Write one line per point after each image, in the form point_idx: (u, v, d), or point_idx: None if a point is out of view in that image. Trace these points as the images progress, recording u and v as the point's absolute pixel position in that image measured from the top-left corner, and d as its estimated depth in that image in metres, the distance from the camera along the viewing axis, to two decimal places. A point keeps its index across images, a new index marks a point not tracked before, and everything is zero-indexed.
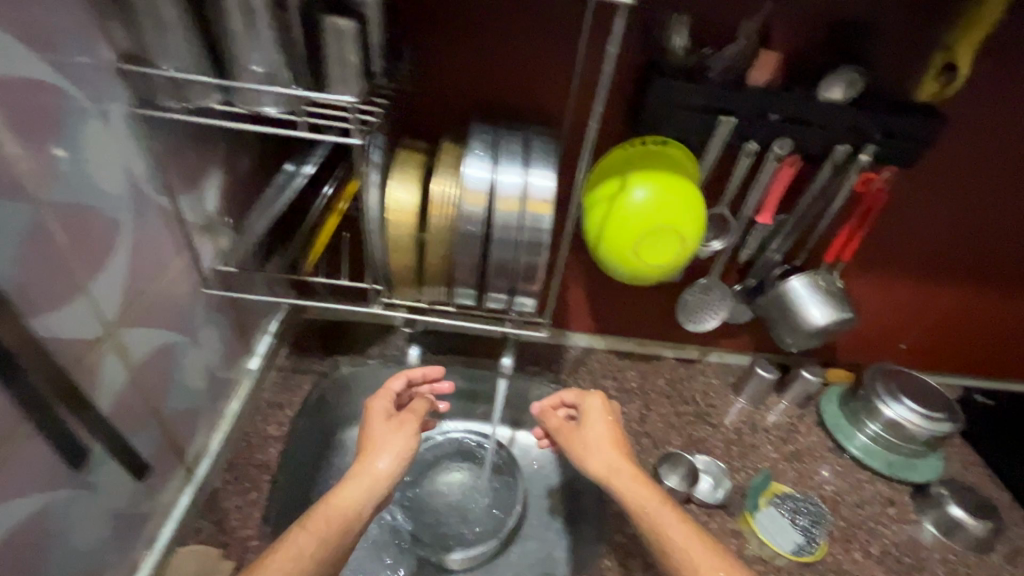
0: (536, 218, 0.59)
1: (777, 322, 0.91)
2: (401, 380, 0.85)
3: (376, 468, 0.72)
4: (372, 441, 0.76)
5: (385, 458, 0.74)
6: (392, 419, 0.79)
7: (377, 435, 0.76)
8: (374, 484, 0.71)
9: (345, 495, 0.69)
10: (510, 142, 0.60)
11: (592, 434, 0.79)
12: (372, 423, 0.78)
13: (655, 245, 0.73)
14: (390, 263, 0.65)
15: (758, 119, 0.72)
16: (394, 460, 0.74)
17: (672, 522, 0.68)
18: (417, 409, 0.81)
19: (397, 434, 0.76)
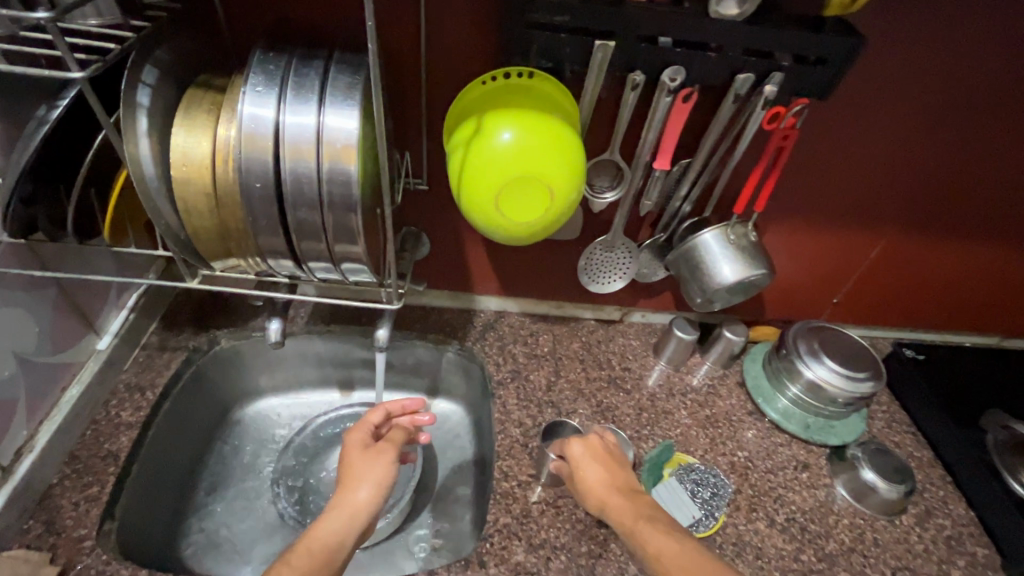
0: (339, 167, 0.47)
1: (687, 280, 0.82)
2: (380, 413, 0.84)
3: (358, 498, 0.71)
4: (355, 478, 0.74)
5: (365, 488, 0.72)
6: (370, 450, 0.77)
7: (359, 470, 0.74)
8: (355, 517, 0.69)
9: (324, 528, 0.67)
10: (303, 72, 0.48)
11: (589, 474, 0.73)
12: (351, 457, 0.76)
13: (522, 198, 0.62)
14: (188, 230, 0.54)
15: (639, 42, 0.61)
16: (374, 489, 0.72)
17: (654, 537, 0.61)
18: (397, 439, 0.80)
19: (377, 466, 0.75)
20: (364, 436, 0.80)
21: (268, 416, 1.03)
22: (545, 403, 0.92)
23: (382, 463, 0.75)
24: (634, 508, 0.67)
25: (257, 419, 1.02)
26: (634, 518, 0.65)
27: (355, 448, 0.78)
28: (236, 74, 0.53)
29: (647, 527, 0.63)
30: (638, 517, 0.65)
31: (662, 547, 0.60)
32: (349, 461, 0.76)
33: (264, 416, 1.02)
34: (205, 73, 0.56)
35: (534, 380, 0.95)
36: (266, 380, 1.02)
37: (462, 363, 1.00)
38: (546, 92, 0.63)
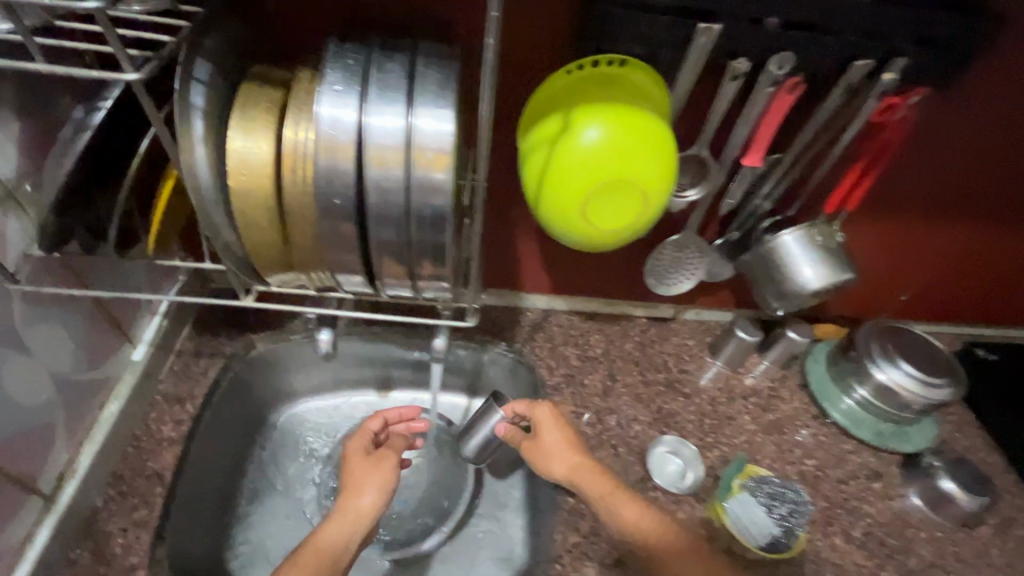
0: (431, 181, 0.41)
1: (763, 283, 0.76)
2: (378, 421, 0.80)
3: (363, 503, 0.70)
4: (356, 483, 0.72)
5: (370, 492, 0.71)
6: (370, 458, 0.74)
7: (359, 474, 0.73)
8: (359, 521, 0.68)
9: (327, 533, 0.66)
10: (387, 67, 0.41)
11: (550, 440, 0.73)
12: (352, 461, 0.74)
13: (612, 203, 0.56)
14: (249, 247, 0.48)
15: (748, 24, 0.53)
16: (379, 494, 0.71)
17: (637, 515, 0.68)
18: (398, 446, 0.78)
19: (381, 471, 0.73)
20: (365, 441, 0.77)
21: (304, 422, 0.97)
22: (602, 410, 0.87)
23: (386, 469, 0.73)
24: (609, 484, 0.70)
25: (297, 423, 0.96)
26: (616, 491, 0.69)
27: (355, 452, 0.75)
28: (300, 66, 0.46)
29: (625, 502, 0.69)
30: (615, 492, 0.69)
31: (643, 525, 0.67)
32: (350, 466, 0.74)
33: (305, 420, 0.96)
34: (258, 63, 0.49)
35: (589, 385, 0.90)
36: (302, 381, 0.96)
37: (507, 365, 0.90)
38: (636, 81, 0.56)
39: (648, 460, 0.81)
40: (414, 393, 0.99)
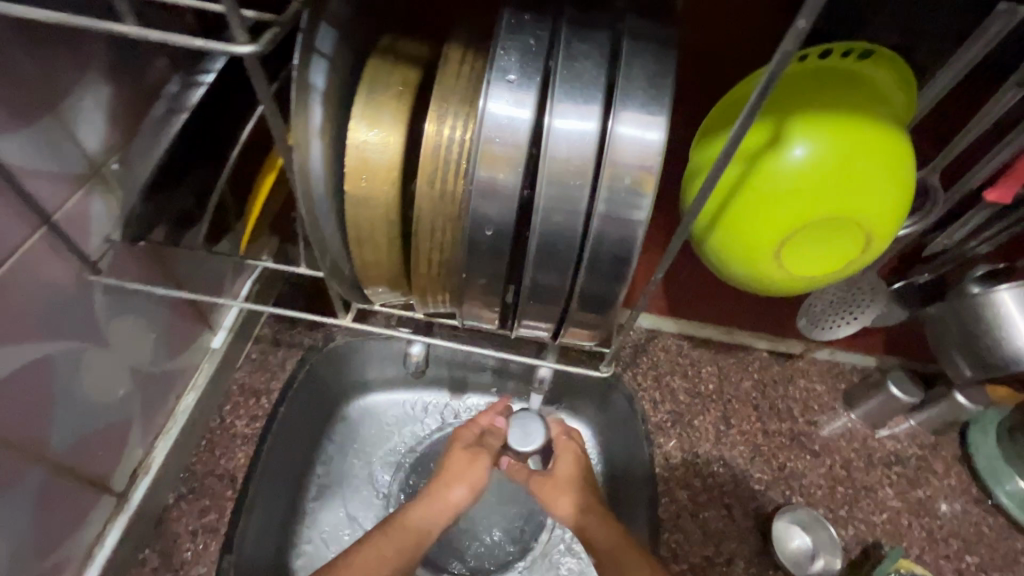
0: (620, 212, 0.30)
1: (956, 343, 0.61)
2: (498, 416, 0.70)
3: (455, 496, 0.64)
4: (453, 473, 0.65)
5: (463, 487, 0.65)
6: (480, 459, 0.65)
7: (459, 467, 0.65)
8: (444, 513, 0.64)
9: (415, 513, 0.62)
10: (575, 49, 0.30)
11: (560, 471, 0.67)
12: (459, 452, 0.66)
13: (817, 244, 0.42)
14: (360, 265, 0.39)
15: None
16: (470, 491, 0.65)
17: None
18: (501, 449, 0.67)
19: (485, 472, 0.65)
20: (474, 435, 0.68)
21: (376, 415, 0.83)
22: (713, 460, 0.75)
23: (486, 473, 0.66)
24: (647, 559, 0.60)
25: (365, 417, 0.83)
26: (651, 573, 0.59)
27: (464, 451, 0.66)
28: (445, 42, 0.35)
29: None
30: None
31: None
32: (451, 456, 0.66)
33: (373, 417, 0.83)
34: (389, 32, 0.39)
35: (699, 428, 0.77)
36: (374, 375, 0.83)
37: (597, 393, 0.79)
38: (874, 82, 0.41)
39: (772, 526, 0.68)
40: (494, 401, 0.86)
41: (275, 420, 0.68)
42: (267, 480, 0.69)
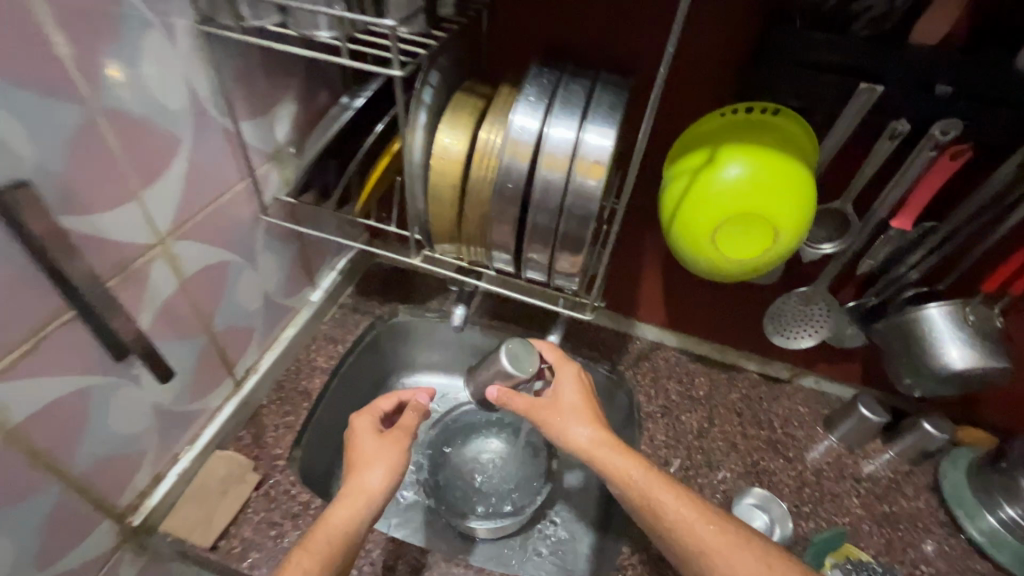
0: (585, 181, 0.51)
1: (898, 355, 0.72)
2: (392, 400, 0.73)
3: (372, 481, 0.61)
4: (364, 457, 0.64)
5: (379, 470, 0.62)
6: (386, 435, 0.66)
7: (367, 450, 0.64)
8: (371, 503, 0.60)
9: (337, 516, 0.58)
10: (571, 89, 0.53)
11: (568, 401, 0.63)
12: (361, 440, 0.65)
13: (741, 234, 0.60)
14: (430, 215, 0.61)
15: (912, 90, 0.54)
16: (389, 475, 0.62)
17: (729, 542, 0.52)
18: (412, 424, 0.68)
19: (397, 448, 0.64)
20: (375, 421, 0.68)
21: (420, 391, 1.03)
22: (693, 448, 0.87)
23: (399, 449, 0.64)
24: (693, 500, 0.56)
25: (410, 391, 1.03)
26: (703, 515, 0.54)
27: (364, 434, 0.66)
28: (501, 84, 0.59)
29: (739, 551, 0.52)
30: (711, 512, 0.55)
31: (733, 547, 0.52)
32: (355, 448, 0.65)
33: (417, 392, 1.03)
34: (469, 80, 0.63)
35: (685, 422, 0.90)
36: (421, 356, 1.04)
37: (599, 386, 0.94)
38: (788, 130, 0.60)
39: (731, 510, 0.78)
40: None
41: (347, 359, 0.90)
42: (333, 405, 0.89)
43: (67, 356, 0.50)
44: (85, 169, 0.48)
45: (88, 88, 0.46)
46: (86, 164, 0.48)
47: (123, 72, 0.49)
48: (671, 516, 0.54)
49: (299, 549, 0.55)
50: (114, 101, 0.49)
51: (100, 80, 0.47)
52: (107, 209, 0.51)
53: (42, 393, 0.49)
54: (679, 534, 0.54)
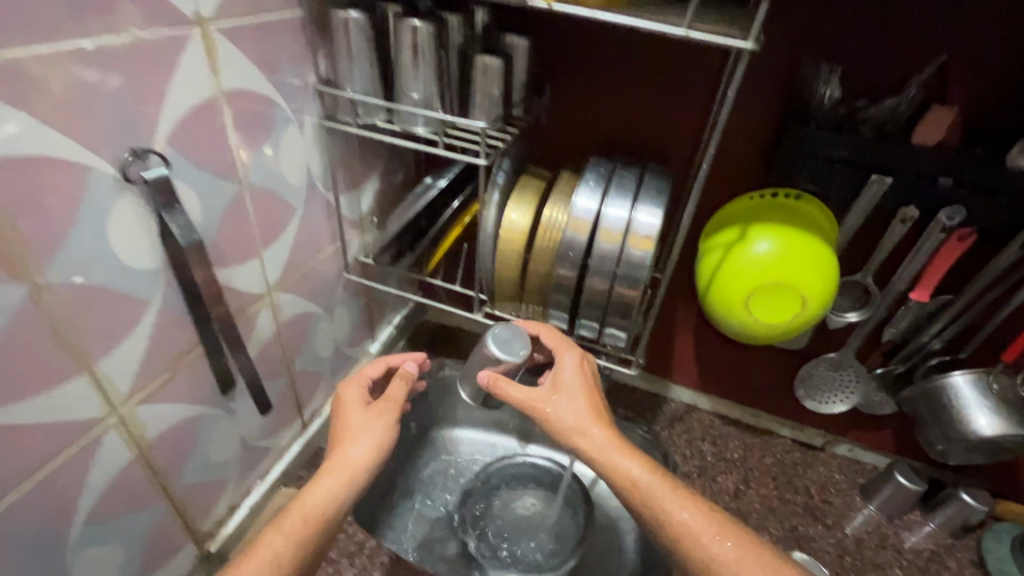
0: (637, 251, 0.60)
1: (928, 421, 0.76)
2: (378, 368, 0.71)
3: (355, 456, 0.60)
4: (348, 430, 0.62)
5: (362, 445, 0.61)
6: (373, 406, 0.64)
7: (352, 421, 0.63)
8: (355, 479, 0.59)
9: (316, 494, 0.56)
10: (623, 176, 0.63)
11: (567, 390, 0.63)
12: (347, 412, 0.64)
13: (771, 301, 0.68)
14: (495, 276, 0.71)
15: (919, 182, 0.63)
16: (374, 450, 0.61)
17: (739, 559, 0.52)
18: (399, 396, 0.66)
19: (384, 423, 0.63)
20: (363, 392, 0.66)
21: (458, 445, 1.07)
22: (730, 510, 0.89)
23: (385, 422, 0.63)
24: (705, 513, 0.55)
25: (450, 444, 1.07)
26: (715, 530, 0.54)
27: (351, 404, 0.64)
28: (563, 171, 0.70)
29: (749, 568, 0.51)
30: (722, 528, 0.54)
31: (743, 562, 0.52)
32: (342, 420, 0.64)
33: (456, 446, 1.07)
34: (532, 166, 0.75)
35: (721, 483, 0.92)
36: (462, 410, 1.09)
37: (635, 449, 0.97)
38: (810, 214, 0.69)
39: None
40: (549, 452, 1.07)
41: None
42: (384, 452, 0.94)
43: (191, 387, 0.59)
44: (229, 232, 0.58)
45: (243, 169, 0.58)
46: (231, 228, 0.58)
47: (266, 156, 0.61)
48: (676, 522, 0.54)
49: (272, 530, 0.53)
50: (257, 179, 0.60)
51: (252, 163, 0.59)
52: (238, 264, 0.61)
53: (169, 417, 0.57)
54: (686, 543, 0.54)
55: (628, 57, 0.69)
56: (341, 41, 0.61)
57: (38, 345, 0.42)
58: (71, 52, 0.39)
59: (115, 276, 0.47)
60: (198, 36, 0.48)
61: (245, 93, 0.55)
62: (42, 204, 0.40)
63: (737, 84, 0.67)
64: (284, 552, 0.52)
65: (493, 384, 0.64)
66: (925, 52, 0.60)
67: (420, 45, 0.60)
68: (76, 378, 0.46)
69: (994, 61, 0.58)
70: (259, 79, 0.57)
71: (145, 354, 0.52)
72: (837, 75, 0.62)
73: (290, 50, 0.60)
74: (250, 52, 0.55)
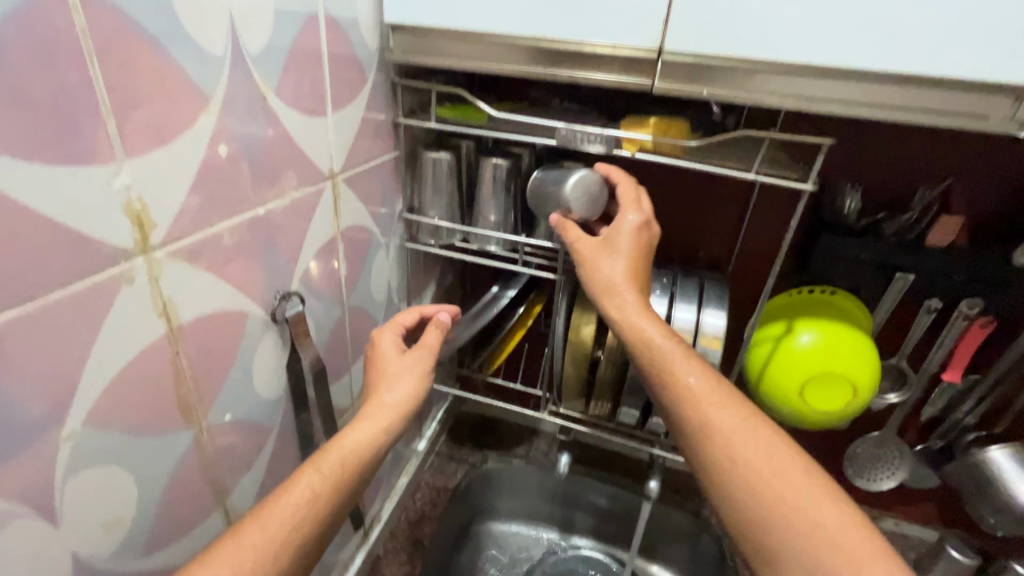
0: (708, 353, 0.65)
1: (976, 495, 0.80)
2: (412, 316, 0.67)
3: (392, 401, 0.57)
4: (383, 379, 0.59)
5: (398, 394, 0.58)
6: (408, 354, 0.61)
7: (389, 371, 0.60)
8: (392, 427, 0.55)
9: (355, 437, 0.52)
10: (686, 284, 0.70)
11: (615, 252, 0.60)
12: (384, 361, 0.61)
13: (825, 389, 0.73)
14: (565, 376, 0.76)
15: (940, 278, 0.71)
16: (410, 401, 0.58)
17: (736, 428, 0.49)
18: (433, 344, 0.63)
19: (419, 371, 0.60)
20: (398, 341, 0.63)
21: (499, 539, 1.03)
22: None
23: (422, 372, 0.60)
24: (717, 384, 0.52)
25: (491, 538, 1.03)
26: (720, 401, 0.50)
27: (387, 352, 0.61)
28: None
29: (744, 437, 0.48)
30: (731, 401, 0.51)
31: (739, 435, 0.48)
32: (377, 366, 0.61)
33: (498, 540, 1.03)
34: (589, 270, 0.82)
35: None
36: (503, 503, 1.06)
37: (687, 537, 0.96)
38: (844, 308, 0.77)
39: None
40: (596, 542, 1.03)
41: (449, 506, 0.96)
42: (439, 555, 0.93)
43: None
44: (331, 353, 0.62)
45: (346, 293, 0.63)
46: (333, 349, 0.62)
47: (362, 279, 0.66)
48: (683, 386, 0.51)
49: (311, 466, 0.47)
50: (354, 301, 0.65)
51: (353, 287, 0.64)
52: (334, 381, 0.64)
53: None
54: (689, 408, 0.51)
55: (670, 176, 0.78)
56: (428, 175, 0.69)
57: (194, 484, 0.44)
58: (251, 217, 0.44)
59: (252, 408, 0.49)
60: (329, 187, 0.54)
61: (353, 230, 0.61)
62: (213, 352, 0.43)
63: (768, 199, 0.75)
64: (321, 491, 0.46)
65: (561, 225, 0.62)
66: (926, 172, 0.71)
67: (499, 177, 0.68)
68: (213, 513, 0.47)
69: (987, 177, 0.69)
70: (365, 215, 0.63)
71: (262, 481, 0.53)
72: (857, 191, 0.72)
73: (386, 186, 0.67)
74: (359, 193, 0.61)
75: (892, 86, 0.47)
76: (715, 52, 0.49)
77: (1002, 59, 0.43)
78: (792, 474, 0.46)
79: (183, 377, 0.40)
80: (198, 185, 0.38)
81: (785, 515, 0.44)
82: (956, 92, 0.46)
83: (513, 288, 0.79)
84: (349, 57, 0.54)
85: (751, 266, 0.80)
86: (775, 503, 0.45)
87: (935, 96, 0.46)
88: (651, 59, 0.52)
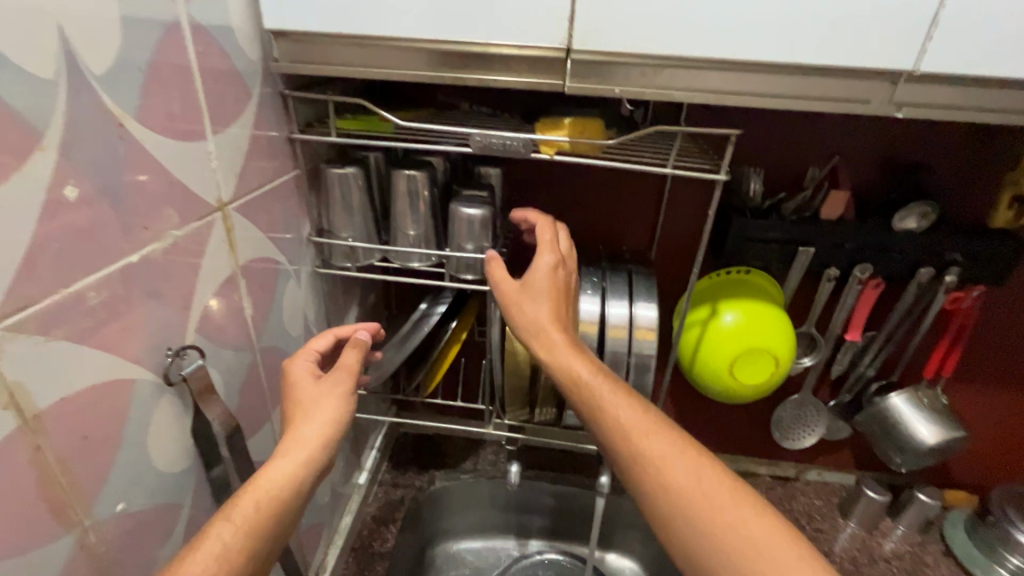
0: (645, 345, 0.65)
1: (884, 439, 0.89)
2: (327, 339, 0.58)
3: (312, 433, 0.48)
4: (298, 410, 0.50)
5: (320, 424, 0.49)
6: (327, 377, 0.52)
7: (303, 400, 0.50)
8: (316, 458, 0.47)
9: (272, 475, 0.43)
10: (615, 279, 0.70)
11: (535, 287, 0.57)
12: (298, 390, 0.51)
13: (751, 364, 0.77)
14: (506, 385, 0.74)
15: (835, 249, 0.77)
16: (334, 427, 0.49)
17: (666, 453, 0.48)
18: (357, 363, 0.55)
19: (342, 394, 0.51)
20: (314, 365, 0.54)
21: (456, 560, 0.99)
22: None
23: (346, 394, 0.51)
24: (646, 411, 0.51)
25: (447, 561, 0.99)
26: (650, 426, 0.50)
27: (302, 380, 0.52)
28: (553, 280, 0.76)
29: (676, 460, 0.48)
30: (657, 426, 0.50)
31: (670, 459, 0.48)
32: (291, 398, 0.51)
33: (454, 561, 0.99)
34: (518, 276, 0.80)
35: None
36: (455, 521, 1.02)
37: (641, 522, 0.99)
38: (759, 285, 0.81)
39: None
40: (554, 543, 1.02)
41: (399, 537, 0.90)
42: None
43: None
44: (246, 404, 0.55)
45: (255, 335, 0.56)
46: (247, 399, 0.55)
47: (272, 316, 0.59)
48: (613, 418, 0.50)
49: (219, 518, 0.39)
50: (266, 342, 0.58)
51: (262, 326, 0.57)
52: (253, 434, 0.57)
53: None
54: (620, 441, 0.49)
55: (587, 173, 0.78)
56: (335, 192, 0.63)
57: None
58: (123, 267, 0.37)
59: (152, 489, 0.42)
60: (220, 220, 0.48)
61: (255, 265, 0.54)
62: (91, 436, 0.36)
63: (680, 189, 0.77)
64: (234, 546, 0.39)
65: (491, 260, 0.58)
66: (814, 154, 0.78)
67: (414, 188, 0.64)
68: None
69: (862, 154, 0.77)
70: (268, 245, 0.56)
71: None
72: (759, 173, 0.77)
73: (289, 209, 0.61)
74: (258, 222, 0.54)
75: (787, 75, 0.49)
76: (622, 49, 0.49)
77: (877, 46, 0.46)
78: (717, 493, 0.46)
79: (52, 475, 0.33)
80: (41, 239, 0.31)
81: (723, 532, 0.44)
82: (840, 78, 0.49)
83: (443, 303, 0.73)
84: (228, 71, 0.48)
85: (672, 255, 0.82)
86: (696, 516, 0.45)
87: (824, 83, 0.49)
88: (561, 58, 0.51)
